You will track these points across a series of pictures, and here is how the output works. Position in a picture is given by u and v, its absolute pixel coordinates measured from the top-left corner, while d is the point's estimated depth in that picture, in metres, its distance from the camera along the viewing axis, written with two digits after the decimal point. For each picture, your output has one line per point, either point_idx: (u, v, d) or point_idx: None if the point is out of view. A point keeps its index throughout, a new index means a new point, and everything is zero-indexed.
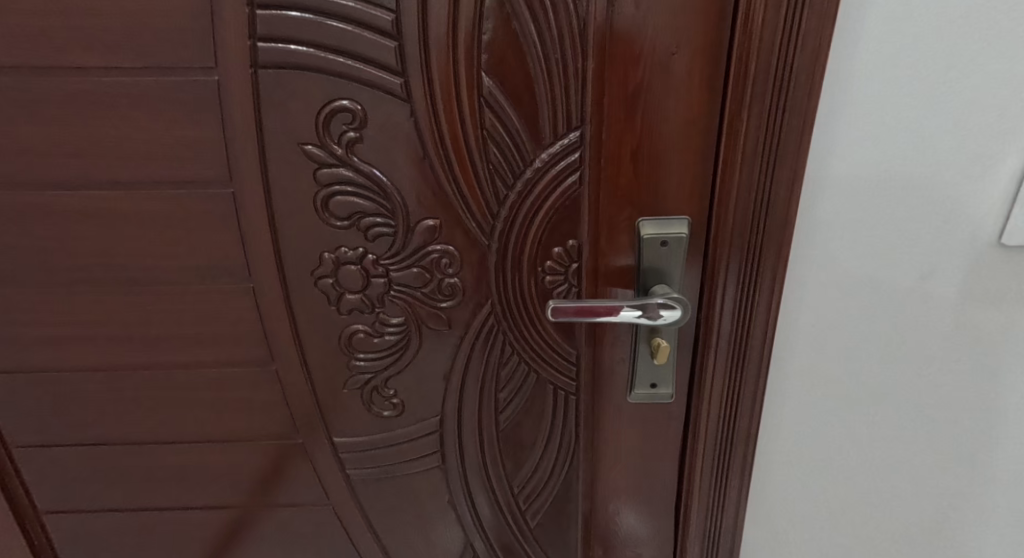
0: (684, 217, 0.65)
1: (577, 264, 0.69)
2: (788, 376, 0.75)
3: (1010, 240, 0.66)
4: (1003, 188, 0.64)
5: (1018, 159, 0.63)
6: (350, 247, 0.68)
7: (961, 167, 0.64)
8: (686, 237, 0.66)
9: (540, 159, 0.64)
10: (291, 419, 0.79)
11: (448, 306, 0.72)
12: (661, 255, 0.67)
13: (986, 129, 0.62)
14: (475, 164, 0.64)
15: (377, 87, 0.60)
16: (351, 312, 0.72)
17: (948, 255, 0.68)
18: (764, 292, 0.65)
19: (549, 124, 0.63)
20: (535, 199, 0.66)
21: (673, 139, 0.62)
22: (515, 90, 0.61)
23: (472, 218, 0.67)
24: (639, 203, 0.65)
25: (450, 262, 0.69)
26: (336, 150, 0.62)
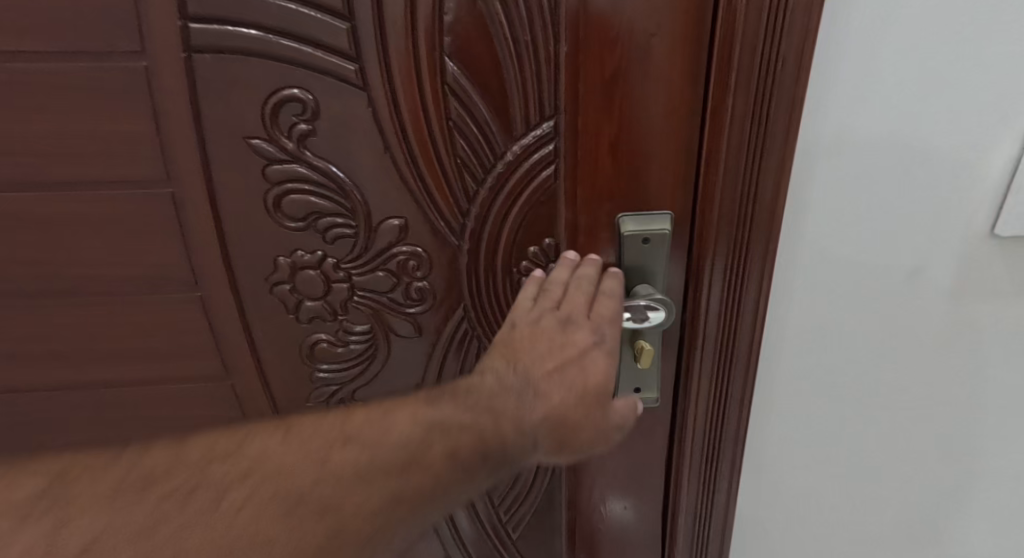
0: (667, 212, 0.61)
1: (554, 264, 0.65)
2: (776, 378, 0.71)
3: (1005, 230, 0.62)
4: (998, 175, 0.60)
5: (1015, 146, 0.59)
6: (307, 250, 0.63)
7: (956, 154, 0.59)
8: (670, 233, 0.61)
9: (511, 152, 0.59)
10: None
11: (417, 312, 0.67)
12: (642, 254, 0.62)
13: (983, 114, 0.58)
14: (441, 158, 0.59)
15: (329, 74, 0.54)
16: (312, 320, 0.67)
17: (940, 248, 0.64)
18: (752, 292, 0.61)
19: (520, 115, 0.58)
20: (508, 195, 0.61)
21: (653, 133, 0.57)
22: (483, 77, 0.56)
23: (440, 218, 0.62)
24: (618, 201, 0.60)
25: (418, 264, 0.64)
26: (287, 145, 0.57)
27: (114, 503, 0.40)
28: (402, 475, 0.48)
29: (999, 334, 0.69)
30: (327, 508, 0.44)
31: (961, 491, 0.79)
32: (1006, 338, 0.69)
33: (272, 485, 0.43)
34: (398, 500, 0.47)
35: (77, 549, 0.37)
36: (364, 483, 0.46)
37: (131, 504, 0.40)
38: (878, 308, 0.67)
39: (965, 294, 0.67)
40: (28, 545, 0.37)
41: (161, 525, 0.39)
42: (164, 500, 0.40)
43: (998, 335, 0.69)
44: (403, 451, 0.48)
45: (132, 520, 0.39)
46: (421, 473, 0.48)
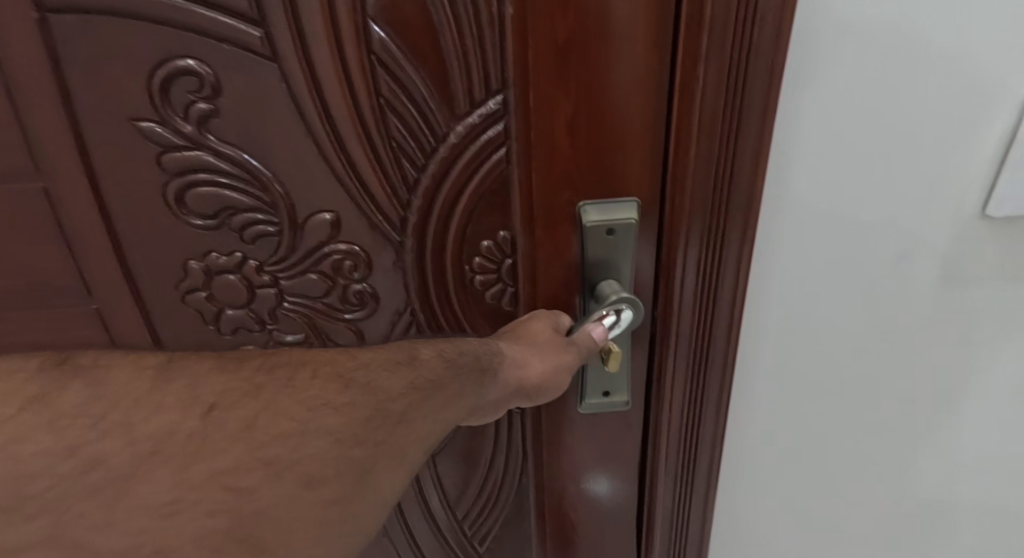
0: (632, 200, 0.53)
1: (511, 260, 0.57)
2: (755, 384, 0.64)
3: (1000, 211, 0.54)
4: (990, 149, 0.52)
5: (1012, 116, 0.50)
6: (223, 252, 0.54)
7: (951, 128, 0.51)
8: (636, 223, 0.54)
9: (455, 134, 0.51)
10: None
11: (358, 317, 0.59)
12: (607, 246, 0.55)
13: (979, 80, 0.49)
14: (371, 144, 0.50)
15: (227, 41, 0.44)
16: (237, 330, 0.59)
17: (932, 236, 0.56)
18: (728, 286, 0.54)
19: (462, 89, 0.49)
20: (454, 183, 0.53)
21: (615, 111, 0.49)
22: (415, 43, 0.46)
23: (378, 211, 0.54)
24: (579, 186, 0.53)
25: (355, 264, 0.56)
26: (184, 129, 0.47)
27: (226, 369, 0.39)
28: (412, 369, 0.45)
29: (994, 326, 0.61)
30: (372, 386, 0.43)
31: (957, 491, 0.73)
32: (1001, 330, 0.62)
33: (331, 367, 0.42)
34: (418, 386, 0.45)
35: (205, 405, 0.37)
36: (394, 370, 0.44)
37: (241, 369, 0.40)
38: (866, 304, 0.59)
39: (957, 286, 0.59)
40: (171, 406, 0.36)
41: (261, 391, 0.39)
42: (263, 370, 0.40)
43: (993, 329, 0.62)
44: (407, 350, 0.46)
45: (234, 384, 0.39)
46: (427, 367, 0.46)
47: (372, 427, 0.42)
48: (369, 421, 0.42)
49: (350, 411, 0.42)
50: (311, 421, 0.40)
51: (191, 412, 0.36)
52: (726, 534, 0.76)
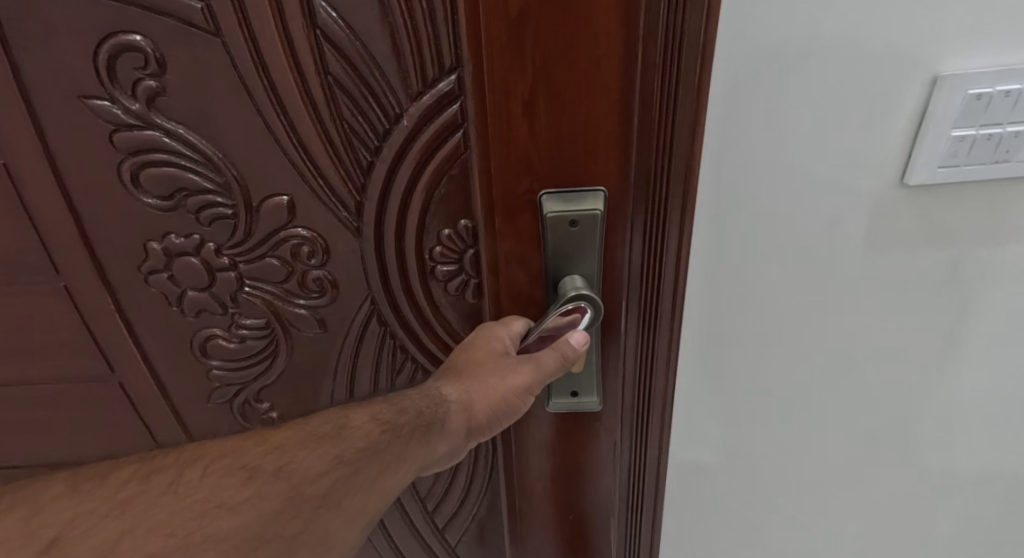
0: (600, 190, 0.50)
1: (473, 251, 0.55)
2: (706, 359, 0.64)
3: (917, 179, 0.53)
4: (903, 124, 0.52)
5: (921, 95, 0.50)
6: (181, 234, 0.54)
7: (873, 104, 0.51)
8: (602, 215, 0.50)
9: (408, 118, 0.49)
10: (149, 430, 0.67)
11: (318, 305, 0.57)
12: (569, 238, 0.52)
13: (891, 56, 0.49)
14: (322, 126, 0.49)
15: (168, 16, 0.44)
16: (200, 313, 0.58)
17: (861, 211, 0.56)
18: (673, 244, 0.52)
19: (414, 70, 0.47)
20: (409, 168, 0.51)
21: (574, 89, 0.46)
22: (364, 21, 0.45)
23: (331, 195, 0.52)
24: (538, 173, 0.49)
25: (312, 251, 0.54)
26: (132, 107, 0.48)
27: (83, 488, 0.36)
28: (338, 443, 0.44)
29: (950, 307, 0.61)
30: (286, 470, 0.41)
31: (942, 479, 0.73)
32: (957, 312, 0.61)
33: (232, 462, 0.40)
34: (348, 458, 0.43)
35: (47, 539, 0.33)
36: (318, 446, 0.43)
37: (107, 484, 0.37)
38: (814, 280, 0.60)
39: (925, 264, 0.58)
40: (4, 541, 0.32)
41: (127, 507, 0.36)
42: (134, 481, 0.37)
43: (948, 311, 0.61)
44: (336, 420, 0.45)
45: (86, 506, 0.35)
46: (360, 434, 0.45)
47: (286, 519, 0.39)
48: (282, 512, 0.39)
49: (254, 506, 0.38)
50: (195, 528, 0.36)
51: (31, 543, 0.32)
52: (695, 511, 0.77)
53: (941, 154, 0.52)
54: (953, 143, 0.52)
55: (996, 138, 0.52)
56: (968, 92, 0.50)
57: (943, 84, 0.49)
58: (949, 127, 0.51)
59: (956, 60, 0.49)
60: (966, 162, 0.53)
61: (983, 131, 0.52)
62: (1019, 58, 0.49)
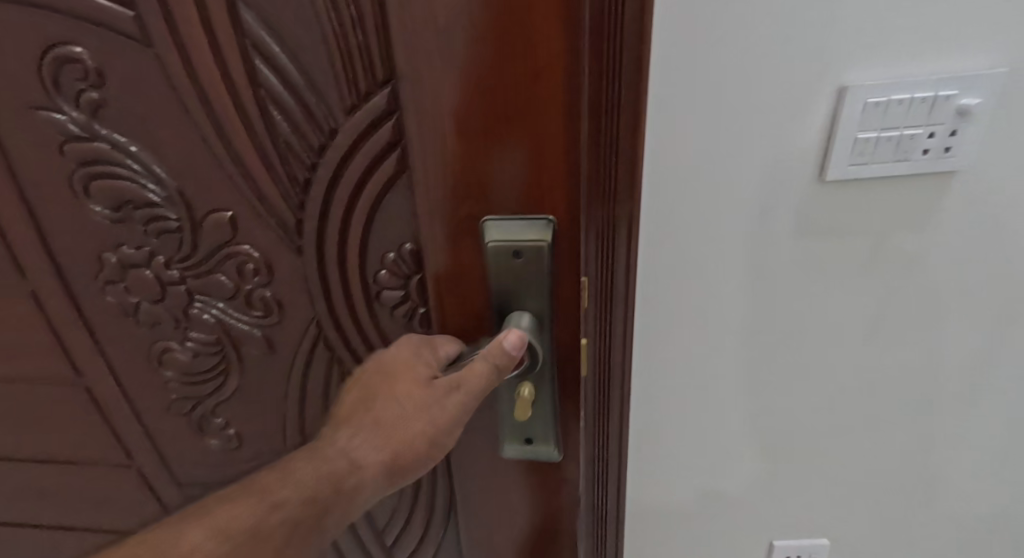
0: (546, 218, 0.45)
1: (420, 276, 0.49)
2: (672, 332, 0.73)
3: (832, 176, 0.63)
4: (815, 128, 0.61)
5: (830, 103, 0.60)
6: (132, 246, 0.54)
7: (787, 110, 0.60)
8: (548, 247, 0.45)
9: (342, 133, 0.45)
10: (119, 439, 0.68)
11: (265, 325, 0.55)
12: (514, 272, 0.46)
13: (802, 70, 0.58)
14: (258, 141, 0.47)
15: (105, 27, 0.44)
16: (154, 326, 0.58)
17: (791, 200, 0.65)
18: (623, 254, 0.56)
19: (345, 83, 0.43)
20: (347, 187, 0.47)
21: (514, 105, 0.42)
22: (293, 31, 0.42)
23: (270, 212, 0.49)
24: (479, 197, 0.45)
25: (256, 268, 0.52)
26: (77, 117, 0.49)
27: None
28: None
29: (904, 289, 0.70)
30: None
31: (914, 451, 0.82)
32: (879, 296, 0.70)
33: None
34: None
35: None
36: None
37: None
38: (757, 260, 0.68)
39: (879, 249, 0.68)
40: None
41: None
42: None
43: (876, 289, 0.69)
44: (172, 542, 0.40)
45: None
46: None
47: None
48: None
49: None
50: None
51: None
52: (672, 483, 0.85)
53: (849, 154, 0.62)
54: (860, 145, 0.61)
55: (896, 140, 0.61)
56: (868, 103, 0.59)
57: (848, 92, 0.59)
58: (856, 132, 0.60)
59: (858, 72, 0.58)
60: (872, 160, 0.62)
61: (886, 134, 0.61)
62: (915, 74, 0.58)
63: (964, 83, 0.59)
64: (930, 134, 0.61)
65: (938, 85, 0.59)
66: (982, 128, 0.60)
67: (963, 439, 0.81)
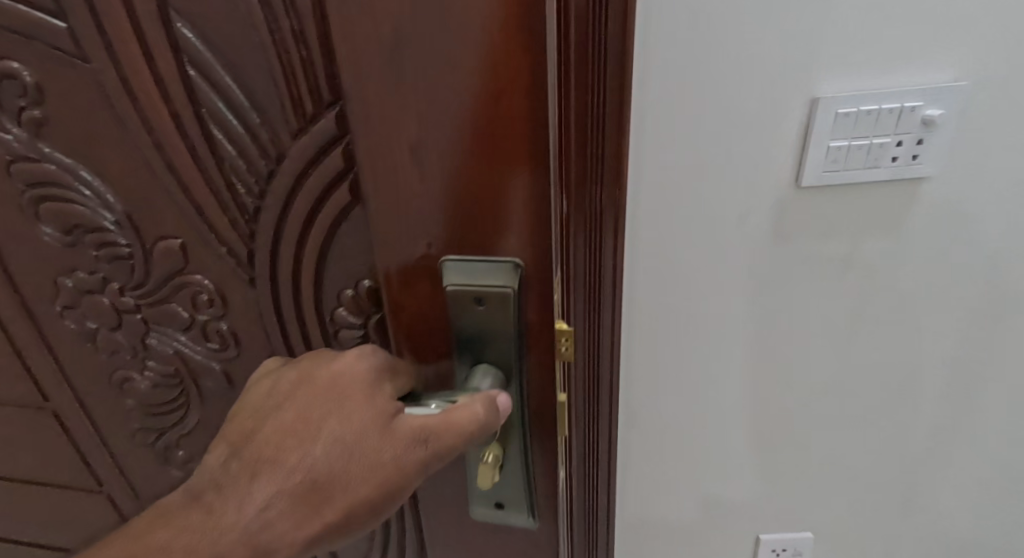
0: (511, 260, 0.39)
1: (379, 316, 0.45)
2: (645, 331, 0.72)
3: (806, 183, 0.62)
4: (791, 134, 0.60)
5: (804, 111, 0.59)
6: (87, 271, 0.51)
7: (761, 117, 0.59)
8: (514, 293, 0.40)
9: (289, 160, 0.41)
10: (87, 464, 0.65)
11: (223, 359, 0.51)
12: (476, 321, 0.41)
13: (773, 77, 0.57)
14: (202, 168, 0.43)
15: (40, 42, 0.41)
16: (113, 354, 0.55)
17: (769, 201, 0.64)
18: (609, 253, 0.57)
19: (290, 105, 0.39)
20: (297, 217, 0.43)
21: (470, 128, 0.36)
22: (232, 49, 0.38)
23: (220, 241, 0.46)
24: (436, 233, 0.39)
25: (209, 300, 0.49)
26: (20, 137, 0.46)
27: None
28: None
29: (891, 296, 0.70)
30: None
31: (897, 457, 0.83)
32: (856, 300, 0.70)
33: None
34: None
35: None
36: None
37: None
38: (734, 262, 0.67)
39: (863, 255, 0.67)
40: None
41: None
42: None
43: (854, 294, 0.70)
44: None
45: None
46: None
47: None
48: None
49: None
50: None
51: None
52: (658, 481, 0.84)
53: (822, 161, 0.61)
54: (833, 151, 0.60)
55: (866, 148, 0.61)
56: (838, 111, 0.58)
57: (820, 103, 0.58)
58: (828, 139, 0.60)
59: (826, 82, 0.58)
60: (845, 167, 0.62)
61: (857, 143, 0.60)
62: (887, 80, 0.58)
63: (930, 92, 0.58)
64: (899, 142, 0.60)
65: (904, 94, 0.58)
66: (949, 133, 0.60)
67: (950, 448, 0.83)
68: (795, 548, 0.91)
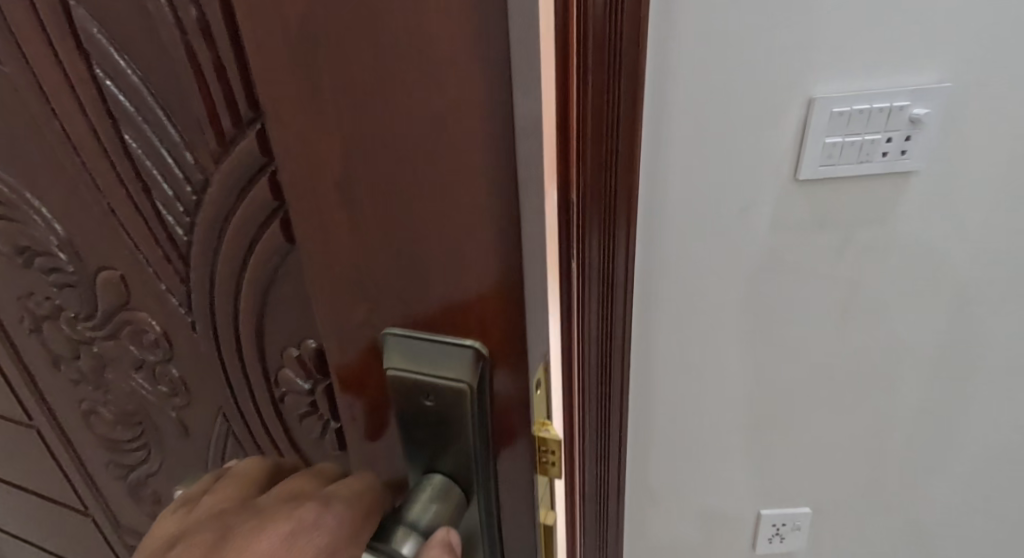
0: (469, 346, 0.29)
1: (326, 383, 0.36)
2: (657, 319, 0.80)
3: (803, 175, 0.69)
4: (791, 137, 0.67)
5: (802, 111, 0.65)
6: (43, 295, 0.46)
7: (765, 120, 0.66)
8: (472, 390, 0.29)
9: (214, 189, 0.33)
10: (70, 485, 0.61)
11: (176, 405, 0.45)
12: (425, 421, 0.31)
13: (774, 92, 0.64)
14: (129, 194, 0.36)
15: None
16: (77, 382, 0.50)
17: (770, 203, 0.71)
18: (622, 241, 0.66)
19: (208, 123, 0.31)
20: (229, 257, 0.35)
21: (409, 164, 0.25)
22: (140, 52, 0.31)
23: (158, 276, 0.39)
24: (378, 306, 0.30)
25: (155, 340, 0.42)
26: None
27: None
28: None
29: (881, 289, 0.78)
30: None
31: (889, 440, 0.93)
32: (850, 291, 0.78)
33: None
34: None
35: None
36: None
37: None
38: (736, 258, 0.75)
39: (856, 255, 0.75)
40: None
41: None
42: None
43: (847, 285, 0.77)
44: None
45: None
46: None
47: None
48: None
49: None
50: None
51: None
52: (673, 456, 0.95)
53: (818, 157, 0.68)
54: (828, 149, 0.67)
55: (858, 144, 0.67)
56: (832, 111, 0.65)
57: (816, 103, 0.65)
58: (822, 137, 0.66)
59: (821, 83, 0.64)
60: (838, 163, 0.68)
61: (850, 139, 0.67)
62: (876, 83, 0.64)
63: (915, 91, 0.64)
64: (888, 139, 0.67)
65: (894, 97, 0.65)
66: (933, 135, 0.67)
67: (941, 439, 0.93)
68: (794, 521, 1.02)
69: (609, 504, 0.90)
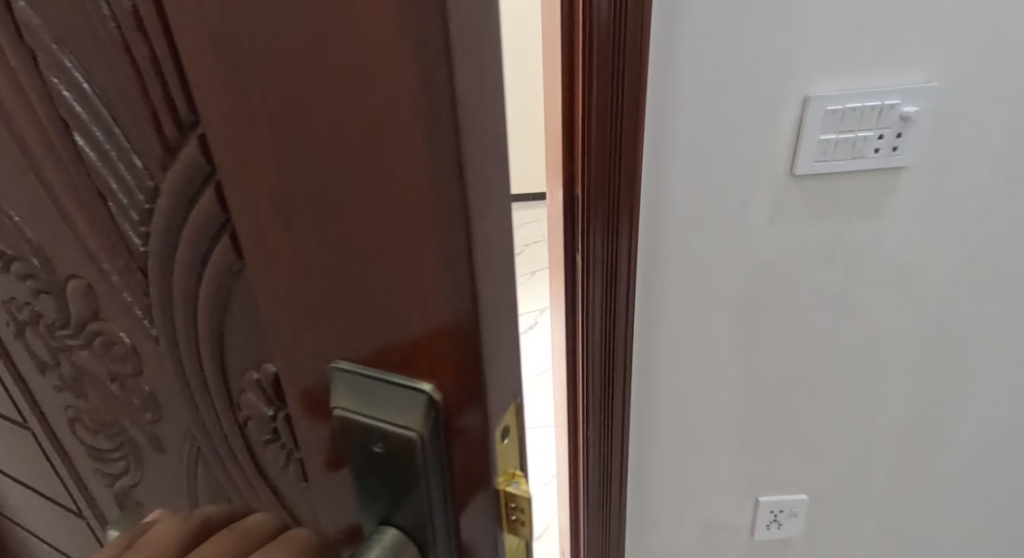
0: (423, 391, 0.25)
1: (286, 410, 0.33)
2: (657, 304, 0.85)
3: (801, 170, 0.75)
4: (788, 128, 0.73)
5: (797, 109, 0.72)
6: (21, 301, 0.44)
7: (762, 114, 0.72)
8: (425, 440, 0.26)
9: (162, 197, 0.30)
10: (65, 487, 0.60)
11: (149, 419, 0.42)
12: (378, 465, 0.27)
13: (766, 90, 0.70)
14: (87, 202, 0.33)
15: None
16: (60, 388, 0.48)
17: (768, 191, 0.77)
18: (625, 232, 0.75)
19: (151, 126, 0.28)
20: (183, 271, 0.32)
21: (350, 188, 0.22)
22: (79, 48, 0.28)
23: (120, 287, 0.36)
24: (328, 340, 0.26)
25: (124, 352, 0.40)
26: None
27: None
28: None
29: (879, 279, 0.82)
30: None
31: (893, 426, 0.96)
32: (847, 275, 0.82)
33: None
34: None
35: None
36: None
37: None
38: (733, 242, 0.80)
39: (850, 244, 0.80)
40: None
41: None
42: None
43: (845, 272, 0.82)
44: None
45: None
46: None
47: None
48: None
49: None
50: None
51: None
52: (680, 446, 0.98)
53: (814, 153, 0.74)
54: (822, 145, 0.73)
55: (852, 141, 0.73)
56: (827, 108, 0.71)
57: (811, 101, 0.71)
58: (817, 133, 0.73)
59: (816, 83, 0.70)
60: (835, 158, 0.74)
61: (844, 136, 0.73)
62: (865, 83, 0.70)
63: (908, 91, 0.71)
64: (881, 135, 0.73)
65: (885, 95, 0.71)
66: (923, 131, 0.73)
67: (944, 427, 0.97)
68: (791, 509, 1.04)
69: (613, 482, 0.97)
